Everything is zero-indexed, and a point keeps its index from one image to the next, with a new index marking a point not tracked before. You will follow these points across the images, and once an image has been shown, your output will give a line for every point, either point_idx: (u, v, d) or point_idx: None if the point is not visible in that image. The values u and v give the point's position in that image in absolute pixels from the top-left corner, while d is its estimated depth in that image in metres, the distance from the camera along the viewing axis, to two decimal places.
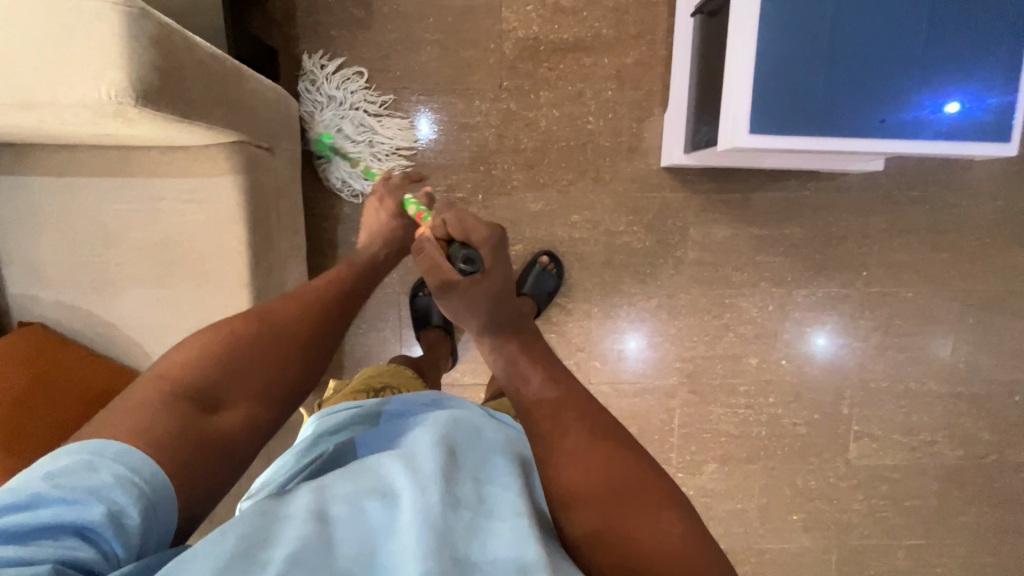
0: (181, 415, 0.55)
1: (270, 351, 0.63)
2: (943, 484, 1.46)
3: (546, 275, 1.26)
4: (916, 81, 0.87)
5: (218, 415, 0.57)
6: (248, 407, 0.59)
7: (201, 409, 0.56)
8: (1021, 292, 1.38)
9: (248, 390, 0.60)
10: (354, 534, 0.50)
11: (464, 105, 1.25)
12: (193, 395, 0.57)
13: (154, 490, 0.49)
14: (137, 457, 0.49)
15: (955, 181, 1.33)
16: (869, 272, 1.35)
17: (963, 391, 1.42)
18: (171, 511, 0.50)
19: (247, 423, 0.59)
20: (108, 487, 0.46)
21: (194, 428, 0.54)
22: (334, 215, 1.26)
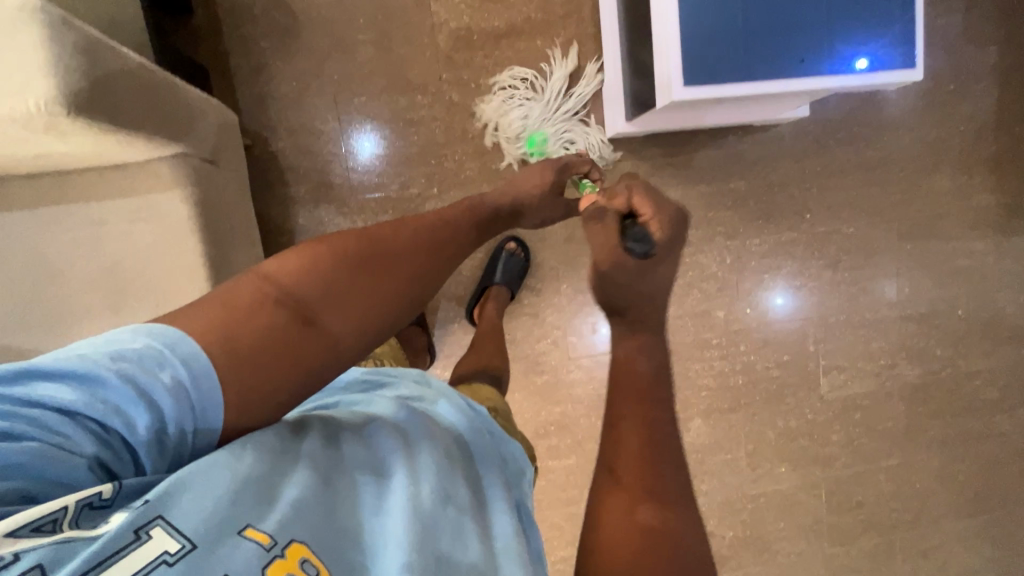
0: (287, 330, 0.50)
1: (373, 281, 0.59)
2: (908, 402, 1.55)
3: (514, 259, 1.32)
4: (824, 23, 0.95)
5: (324, 327, 0.53)
6: (345, 327, 0.54)
7: (298, 319, 0.51)
8: (947, 213, 1.50)
9: (348, 310, 0.55)
10: (354, 502, 0.47)
11: (406, 101, 1.25)
12: (301, 304, 0.52)
13: (202, 406, 0.44)
14: (199, 367, 0.44)
15: (875, 119, 1.43)
16: (812, 214, 1.43)
17: (912, 312, 1.52)
18: (208, 437, 0.45)
19: (352, 340, 0.55)
20: (161, 395, 0.42)
21: (293, 342, 0.50)
22: (291, 226, 1.24)
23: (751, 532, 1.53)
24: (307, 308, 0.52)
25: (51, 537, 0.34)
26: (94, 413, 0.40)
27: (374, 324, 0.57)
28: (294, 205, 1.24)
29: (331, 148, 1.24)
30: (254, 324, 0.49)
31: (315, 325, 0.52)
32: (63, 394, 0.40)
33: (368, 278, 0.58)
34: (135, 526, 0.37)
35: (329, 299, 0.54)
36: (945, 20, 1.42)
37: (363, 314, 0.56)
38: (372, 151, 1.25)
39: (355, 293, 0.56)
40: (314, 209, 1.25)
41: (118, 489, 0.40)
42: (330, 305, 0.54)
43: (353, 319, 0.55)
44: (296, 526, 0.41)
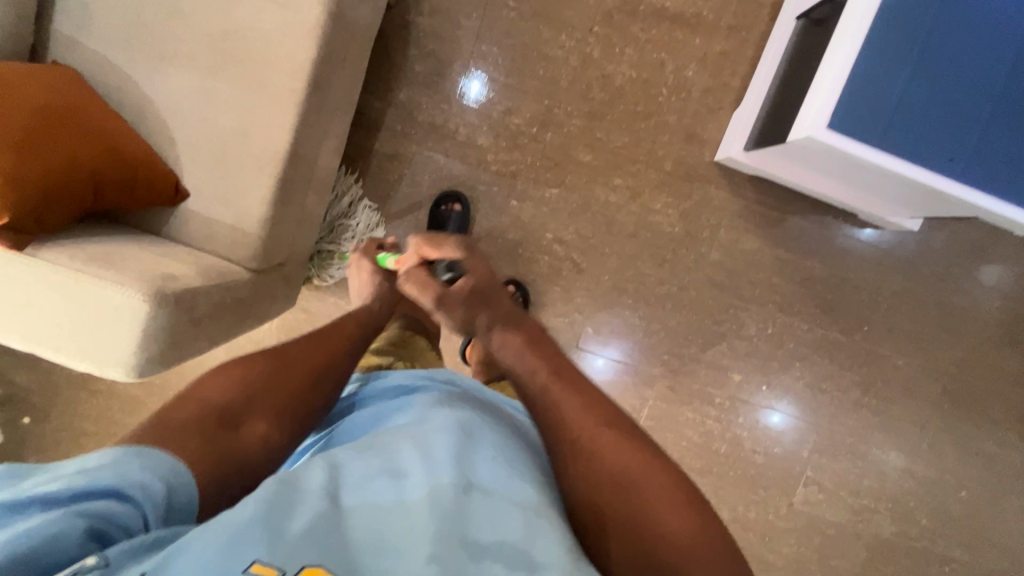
0: (213, 435, 0.64)
1: (273, 381, 0.73)
2: (871, 554, 1.47)
3: (512, 304, 1.28)
4: (990, 136, 0.90)
5: (241, 430, 0.67)
6: (266, 427, 0.69)
7: (222, 424, 0.66)
8: (999, 393, 1.42)
9: (264, 408, 0.70)
10: (369, 518, 0.50)
11: (549, 35, 1.24)
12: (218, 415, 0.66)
13: (175, 476, 0.56)
14: (162, 461, 0.56)
15: (975, 269, 1.37)
16: (869, 328, 1.38)
17: (917, 470, 1.45)
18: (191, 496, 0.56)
19: (263, 435, 0.68)
20: (138, 471, 0.52)
21: (217, 447, 0.63)
22: (390, 98, 1.25)
23: None
24: (229, 417, 0.67)
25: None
26: (77, 493, 0.48)
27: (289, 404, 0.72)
28: (403, 81, 1.24)
29: (460, 45, 1.23)
30: (174, 431, 0.61)
31: (241, 430, 0.67)
32: (49, 488, 0.48)
33: (270, 386, 0.73)
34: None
35: (258, 402, 0.70)
36: None
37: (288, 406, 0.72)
38: (496, 66, 1.24)
39: (261, 400, 0.71)
40: (418, 93, 1.25)
41: (106, 557, 0.45)
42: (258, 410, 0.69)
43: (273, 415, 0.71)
44: (303, 553, 0.45)
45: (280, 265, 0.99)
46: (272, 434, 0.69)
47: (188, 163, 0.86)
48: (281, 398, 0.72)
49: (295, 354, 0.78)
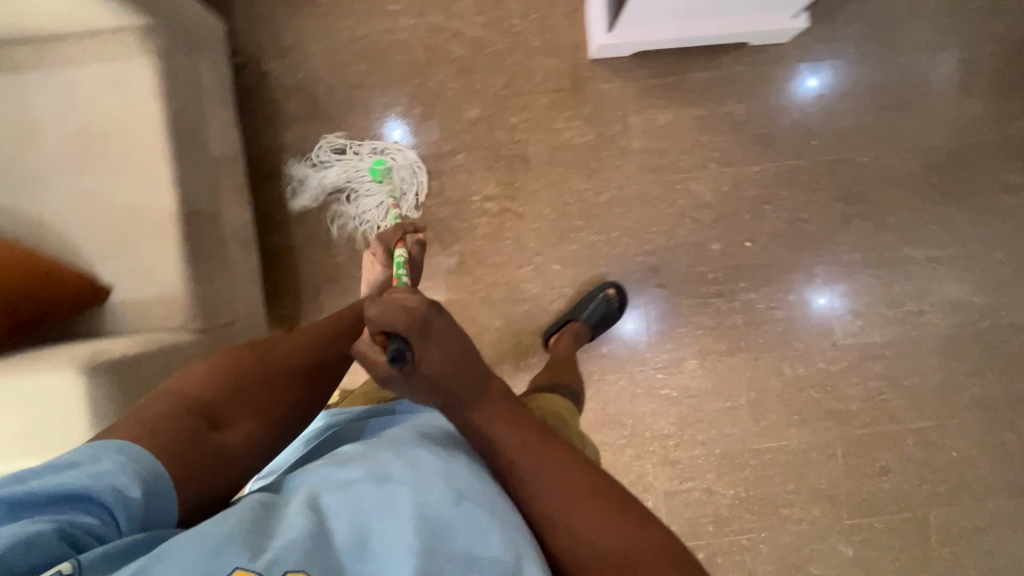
0: (199, 433, 0.60)
1: (263, 387, 0.69)
2: (939, 356, 1.39)
3: (608, 306, 1.30)
4: None
5: (223, 430, 0.63)
6: (254, 425, 0.66)
7: (206, 423, 0.62)
8: (982, 142, 1.35)
9: (248, 406, 0.67)
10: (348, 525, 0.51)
11: (389, 23, 1.29)
12: (200, 409, 0.62)
13: (152, 476, 0.53)
14: (145, 457, 0.53)
15: (888, 39, 1.33)
16: (818, 141, 1.34)
17: (941, 253, 1.37)
18: (169, 503, 0.53)
19: (247, 437, 0.65)
20: (111, 470, 0.50)
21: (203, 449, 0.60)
22: (279, 143, 1.29)
23: (753, 492, 1.40)
24: (213, 417, 0.63)
25: None
26: (49, 496, 0.48)
27: (271, 414, 0.68)
28: (282, 123, 1.29)
29: (318, 68, 1.29)
30: (169, 431, 0.58)
31: (224, 428, 0.63)
32: (16, 495, 0.47)
33: (258, 386, 0.69)
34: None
35: (236, 398, 0.66)
36: None
37: (270, 405, 0.69)
38: (356, 71, 1.29)
39: (251, 397, 0.67)
40: (302, 129, 1.29)
41: (79, 565, 0.43)
42: (240, 417, 0.65)
43: (258, 416, 0.67)
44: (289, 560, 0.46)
45: (229, 325, 1.00)
46: (255, 434, 0.66)
47: (97, 258, 0.90)
48: (268, 400, 0.69)
49: (289, 355, 0.75)
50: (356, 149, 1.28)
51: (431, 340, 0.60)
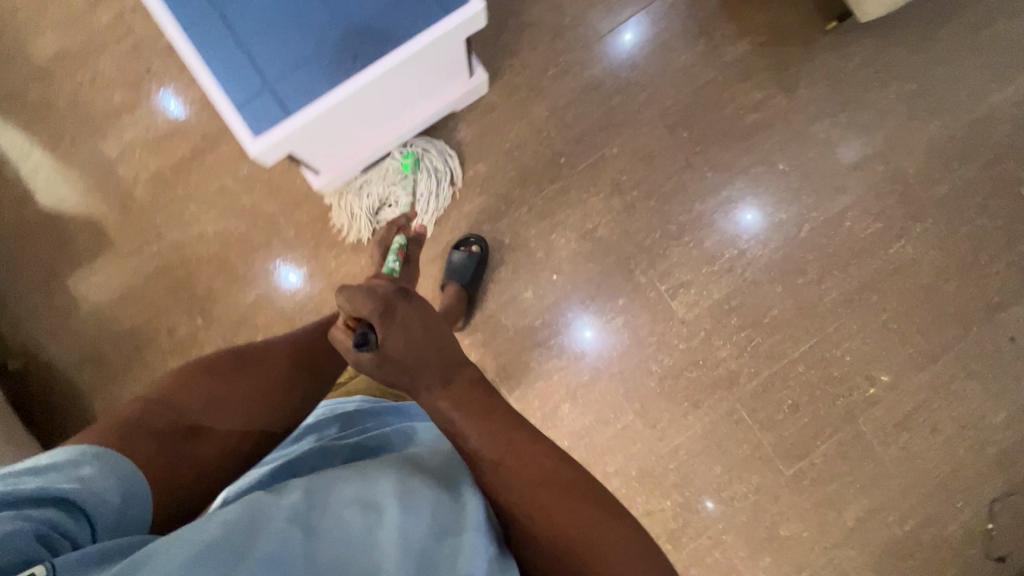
0: (172, 440, 0.73)
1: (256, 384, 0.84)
2: (781, 281, 1.38)
3: None
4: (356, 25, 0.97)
5: (198, 440, 0.75)
6: (228, 431, 0.79)
7: (185, 432, 0.75)
8: (707, 81, 1.38)
9: (227, 416, 0.79)
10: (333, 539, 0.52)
11: (137, 259, 1.33)
12: (183, 420, 0.75)
13: (123, 487, 0.63)
14: (139, 479, 0.65)
15: (576, 39, 1.37)
16: (566, 156, 1.36)
17: (730, 191, 1.38)
18: (135, 519, 0.63)
19: (221, 450, 0.77)
20: (87, 481, 0.59)
21: (173, 455, 0.71)
22: (89, 416, 1.29)
23: (689, 492, 1.37)
24: (192, 425, 0.76)
25: None
26: (30, 500, 0.54)
27: (258, 414, 0.82)
28: (83, 397, 1.30)
29: (93, 332, 1.31)
30: (152, 444, 0.70)
31: (201, 437, 0.76)
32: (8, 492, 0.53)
33: (244, 391, 0.82)
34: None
35: (215, 412, 0.79)
36: None
37: (247, 418, 0.81)
38: (128, 316, 1.32)
39: (228, 405, 0.80)
40: (107, 389, 1.30)
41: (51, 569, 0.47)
42: (220, 429, 0.78)
43: (240, 416, 0.80)
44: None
45: None
46: (230, 441, 0.78)
47: None
48: (250, 405, 0.82)
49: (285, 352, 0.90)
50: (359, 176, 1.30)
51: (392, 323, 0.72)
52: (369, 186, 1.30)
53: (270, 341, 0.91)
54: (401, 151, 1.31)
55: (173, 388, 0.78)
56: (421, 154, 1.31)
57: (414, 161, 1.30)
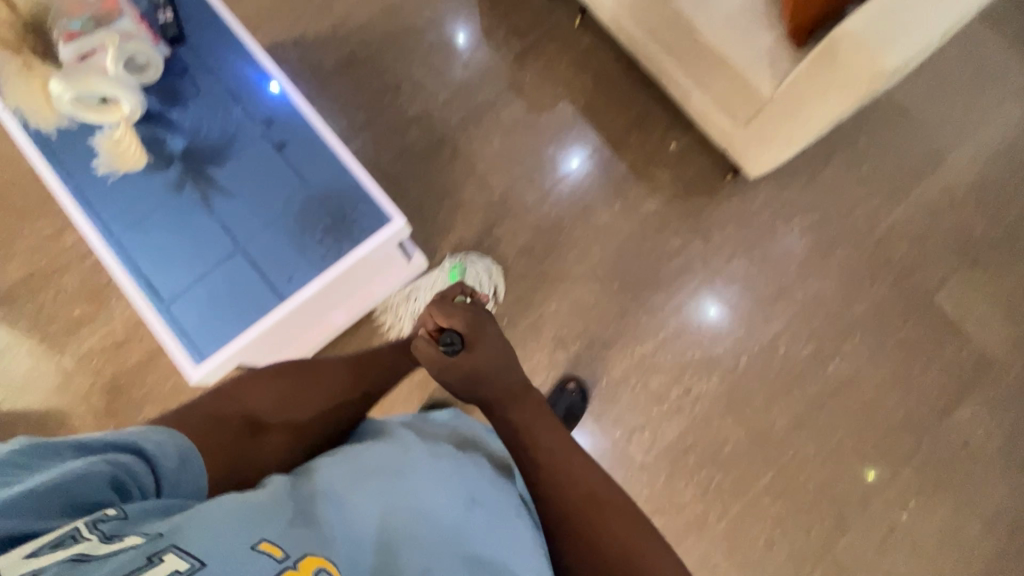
0: (230, 441, 0.75)
1: (314, 386, 0.87)
2: (731, 413, 1.42)
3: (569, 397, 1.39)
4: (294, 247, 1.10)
5: (263, 441, 0.78)
6: (282, 439, 0.80)
7: (246, 434, 0.78)
8: (629, 235, 1.51)
9: (301, 411, 0.83)
10: (370, 512, 0.58)
11: None
12: (247, 422, 0.79)
13: (183, 453, 0.67)
14: (197, 463, 0.68)
15: (506, 210, 1.51)
16: (508, 317, 1.45)
17: (667, 333, 1.46)
18: (196, 487, 0.66)
19: (276, 457, 0.78)
20: (159, 445, 0.64)
21: (238, 454, 0.75)
22: None
23: None
24: (252, 425, 0.79)
25: (67, 549, 0.44)
26: (104, 448, 0.59)
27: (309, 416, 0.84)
28: None
29: None
30: (217, 446, 0.73)
31: (258, 438, 0.78)
32: (76, 443, 0.57)
33: (296, 399, 0.85)
34: (148, 553, 0.44)
35: (296, 399, 0.84)
36: (507, 109, 1.57)
37: (337, 404, 0.86)
38: None
39: (314, 394, 0.86)
40: None
41: (120, 512, 0.51)
42: (284, 427, 0.81)
43: (290, 425, 0.82)
44: (302, 544, 0.50)
45: None
46: (282, 453, 0.79)
47: None
48: (304, 409, 0.84)
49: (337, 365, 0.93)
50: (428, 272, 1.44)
51: (477, 334, 0.83)
52: (423, 288, 1.41)
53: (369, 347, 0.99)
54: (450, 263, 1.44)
55: (248, 388, 0.83)
56: (467, 266, 1.43)
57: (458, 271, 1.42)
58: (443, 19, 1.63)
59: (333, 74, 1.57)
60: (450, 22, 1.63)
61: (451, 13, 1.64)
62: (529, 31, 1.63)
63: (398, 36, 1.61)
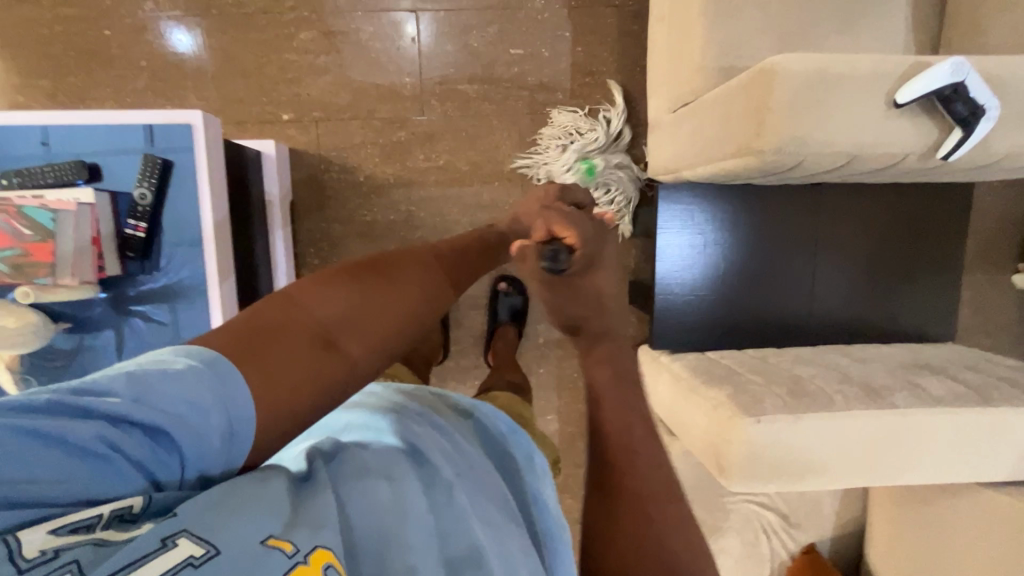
0: (301, 352, 0.46)
1: (407, 289, 0.58)
2: None
3: None
4: None
5: (335, 352, 0.48)
6: (364, 349, 0.50)
7: (317, 340, 0.47)
8: None
9: (365, 329, 0.51)
10: (378, 515, 0.42)
11: None
12: (314, 325, 0.48)
13: (238, 410, 0.40)
14: (237, 385, 0.41)
15: None
16: None
17: None
18: (249, 436, 0.41)
19: (362, 359, 0.50)
20: (197, 397, 0.38)
21: (316, 375, 0.46)
22: None
23: None
24: (326, 331, 0.49)
25: (82, 545, 0.32)
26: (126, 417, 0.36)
27: (387, 354, 0.53)
28: None
29: None
30: (279, 365, 0.44)
31: (335, 349, 0.48)
32: (96, 408, 0.35)
33: (393, 314, 0.55)
34: (161, 538, 0.33)
35: (355, 318, 0.51)
36: None
37: (383, 343, 0.52)
38: None
39: (382, 312, 0.54)
40: None
41: (149, 503, 0.36)
42: (361, 339, 0.50)
43: (376, 343, 0.52)
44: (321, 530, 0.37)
45: None
46: (363, 363, 0.50)
47: None
48: (393, 328, 0.54)
49: (427, 258, 0.67)
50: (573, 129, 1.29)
51: None
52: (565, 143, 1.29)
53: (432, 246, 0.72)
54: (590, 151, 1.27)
55: (302, 293, 0.51)
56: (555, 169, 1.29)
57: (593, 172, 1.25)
58: None
59: (359, 232, 1.30)
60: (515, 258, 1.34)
61: None
62: None
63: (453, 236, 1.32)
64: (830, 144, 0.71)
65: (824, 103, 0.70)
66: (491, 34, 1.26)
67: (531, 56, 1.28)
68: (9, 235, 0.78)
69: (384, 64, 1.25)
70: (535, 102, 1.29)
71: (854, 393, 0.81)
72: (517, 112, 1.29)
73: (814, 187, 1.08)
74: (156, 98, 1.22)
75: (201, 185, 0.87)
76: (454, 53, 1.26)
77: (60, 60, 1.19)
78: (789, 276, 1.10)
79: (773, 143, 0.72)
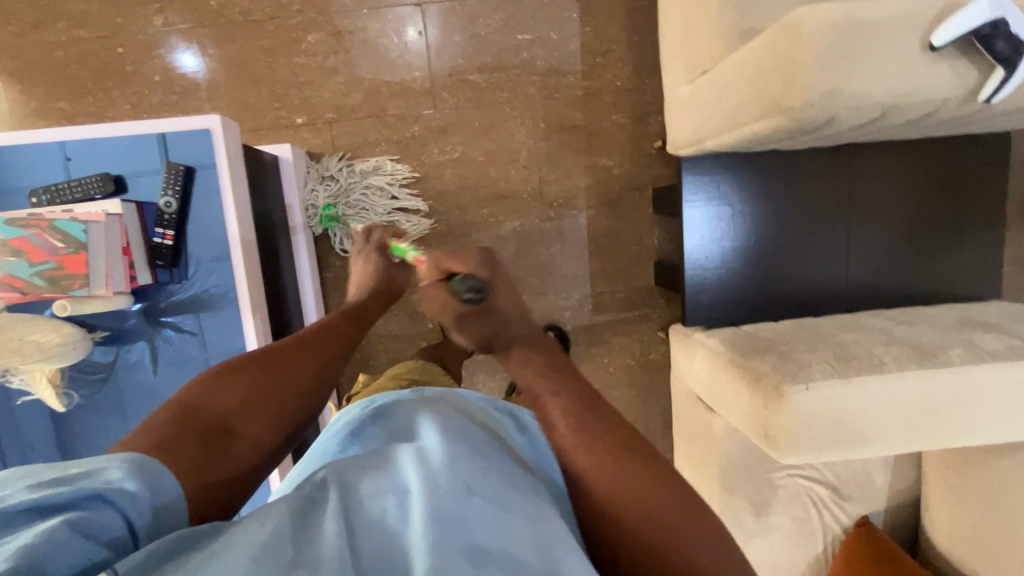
0: (206, 444, 0.59)
1: (298, 368, 0.73)
2: None
3: None
4: None
5: (234, 440, 0.63)
6: (261, 432, 0.65)
7: (216, 433, 0.61)
8: None
9: (258, 416, 0.66)
10: (386, 533, 0.44)
11: None
12: (209, 422, 0.62)
13: (151, 468, 0.52)
14: (158, 470, 0.52)
15: None
16: None
17: None
18: (174, 484, 0.52)
19: (256, 444, 0.64)
20: (115, 474, 0.49)
21: (218, 460, 0.59)
22: None
23: None
24: (224, 421, 0.63)
25: None
26: (60, 504, 0.45)
27: (280, 427, 0.68)
28: None
29: None
30: (191, 451, 0.57)
31: (234, 436, 0.63)
32: (31, 510, 0.44)
33: (279, 398, 0.69)
34: None
35: (249, 409, 0.66)
36: None
37: (274, 425, 0.67)
38: None
39: (276, 402, 0.68)
40: None
41: (112, 574, 0.41)
42: (257, 425, 0.65)
43: (267, 424, 0.67)
44: (319, 562, 0.40)
45: None
46: (260, 445, 0.65)
47: None
48: (284, 411, 0.69)
49: (333, 332, 0.81)
50: (365, 168, 1.25)
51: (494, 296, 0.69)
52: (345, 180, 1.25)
53: (327, 317, 0.85)
54: (343, 202, 1.25)
55: (197, 396, 0.65)
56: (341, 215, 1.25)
57: (331, 218, 1.24)
58: (532, 238, 1.32)
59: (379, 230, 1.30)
60: (536, 246, 1.33)
61: (546, 233, 1.33)
62: (610, 308, 1.36)
63: (473, 227, 1.31)
64: (864, 94, 0.69)
65: (855, 52, 0.67)
66: (497, 21, 1.25)
67: (539, 40, 1.26)
68: (43, 250, 0.77)
69: (393, 60, 1.25)
70: (547, 87, 1.28)
71: (903, 354, 0.78)
72: (529, 98, 1.28)
73: (842, 151, 1.04)
74: (171, 111, 1.23)
75: (223, 189, 0.88)
76: (462, 43, 1.25)
77: (76, 81, 1.21)
78: (821, 252, 1.07)
79: (803, 99, 0.69)
